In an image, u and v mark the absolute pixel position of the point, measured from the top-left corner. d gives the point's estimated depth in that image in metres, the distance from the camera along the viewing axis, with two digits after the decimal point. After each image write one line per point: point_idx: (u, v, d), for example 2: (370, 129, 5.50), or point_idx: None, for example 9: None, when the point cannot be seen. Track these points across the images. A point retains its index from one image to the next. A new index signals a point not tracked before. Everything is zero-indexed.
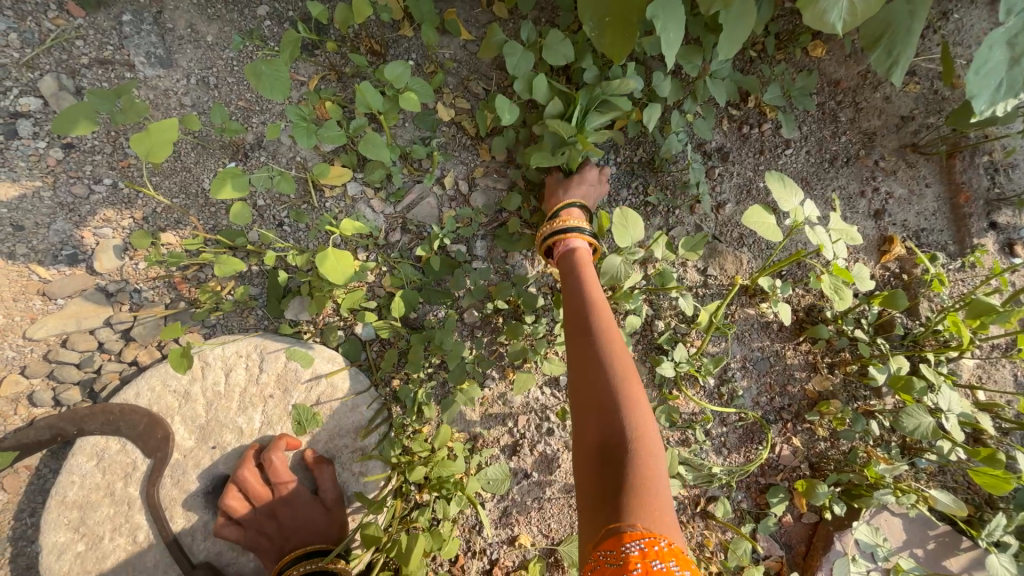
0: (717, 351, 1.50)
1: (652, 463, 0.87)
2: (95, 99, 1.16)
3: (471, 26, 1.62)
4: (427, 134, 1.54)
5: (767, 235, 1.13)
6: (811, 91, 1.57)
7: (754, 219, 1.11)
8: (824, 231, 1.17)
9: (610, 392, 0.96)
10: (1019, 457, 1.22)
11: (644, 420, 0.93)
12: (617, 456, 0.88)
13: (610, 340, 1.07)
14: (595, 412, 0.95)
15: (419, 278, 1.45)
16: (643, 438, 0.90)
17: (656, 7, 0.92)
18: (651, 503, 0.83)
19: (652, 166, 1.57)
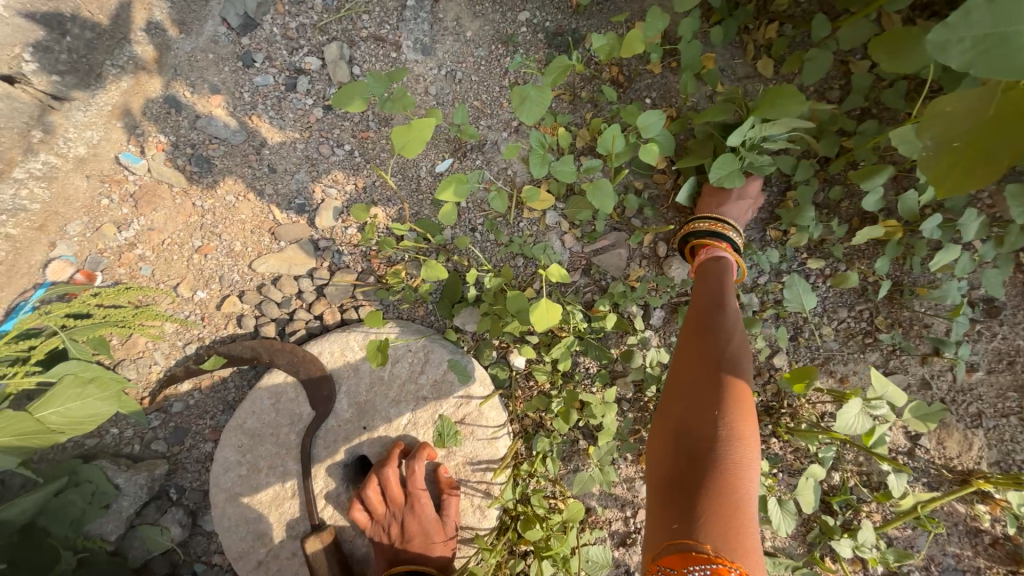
0: (898, 538, 1.25)
1: (738, 467, 0.82)
2: (371, 81, 1.23)
3: (726, 76, 1.46)
4: (643, 182, 1.43)
5: None
6: None
7: None
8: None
9: (718, 396, 0.90)
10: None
11: (749, 433, 0.87)
12: (699, 457, 0.84)
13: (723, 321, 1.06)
14: (699, 422, 0.88)
15: (585, 327, 1.37)
16: (735, 439, 0.85)
17: None
18: (742, 535, 0.76)
19: (893, 297, 1.30)
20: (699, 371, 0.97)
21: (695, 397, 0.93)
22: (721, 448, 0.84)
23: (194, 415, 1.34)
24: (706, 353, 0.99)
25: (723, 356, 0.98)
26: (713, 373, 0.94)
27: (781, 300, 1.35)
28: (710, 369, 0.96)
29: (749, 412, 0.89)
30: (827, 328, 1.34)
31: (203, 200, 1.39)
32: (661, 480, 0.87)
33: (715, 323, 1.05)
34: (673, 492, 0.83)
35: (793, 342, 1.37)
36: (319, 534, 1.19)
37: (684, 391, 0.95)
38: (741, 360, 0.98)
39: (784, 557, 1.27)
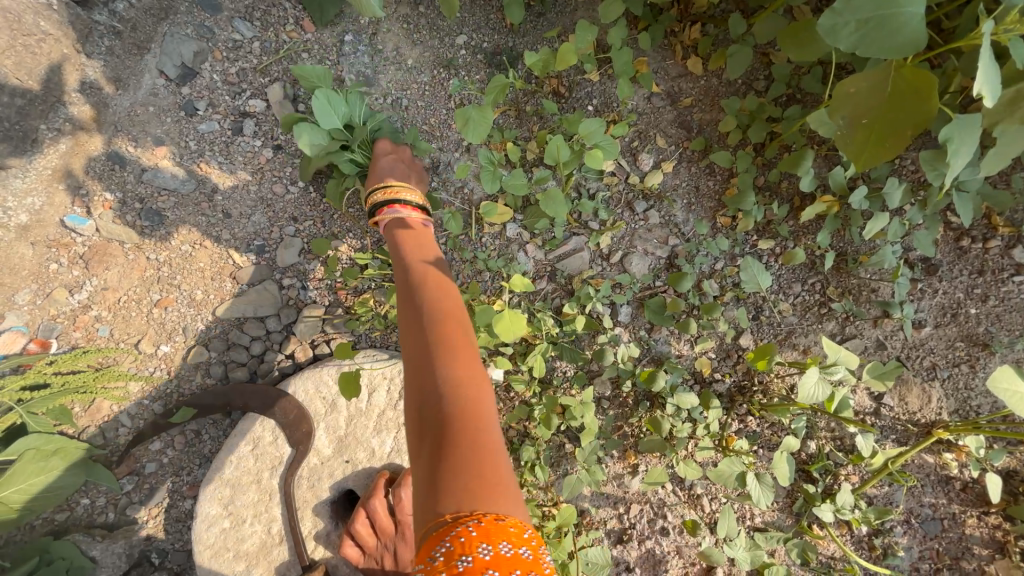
0: (877, 497, 1.30)
1: (478, 437, 0.79)
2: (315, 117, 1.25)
3: (660, 77, 1.53)
4: (595, 185, 1.48)
5: (1017, 409, 0.92)
6: None
7: (997, 384, 0.92)
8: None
9: (444, 367, 0.88)
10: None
11: (467, 376, 0.87)
12: (436, 441, 0.80)
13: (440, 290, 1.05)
14: (433, 412, 0.83)
15: (556, 332, 1.40)
16: (455, 385, 0.86)
17: (954, 128, 0.79)
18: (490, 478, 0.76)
19: (840, 267, 1.37)
20: (417, 378, 0.88)
21: (416, 392, 0.86)
22: (447, 413, 0.81)
23: (170, 473, 1.30)
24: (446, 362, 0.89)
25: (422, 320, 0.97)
26: (447, 363, 0.88)
27: (738, 282, 1.41)
28: (460, 370, 0.88)
29: (470, 375, 0.88)
30: (784, 303, 1.41)
31: (157, 252, 1.37)
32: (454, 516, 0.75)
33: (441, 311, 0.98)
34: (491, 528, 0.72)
35: (755, 321, 1.42)
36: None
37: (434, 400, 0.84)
38: (452, 325, 0.97)
39: (774, 530, 1.30)
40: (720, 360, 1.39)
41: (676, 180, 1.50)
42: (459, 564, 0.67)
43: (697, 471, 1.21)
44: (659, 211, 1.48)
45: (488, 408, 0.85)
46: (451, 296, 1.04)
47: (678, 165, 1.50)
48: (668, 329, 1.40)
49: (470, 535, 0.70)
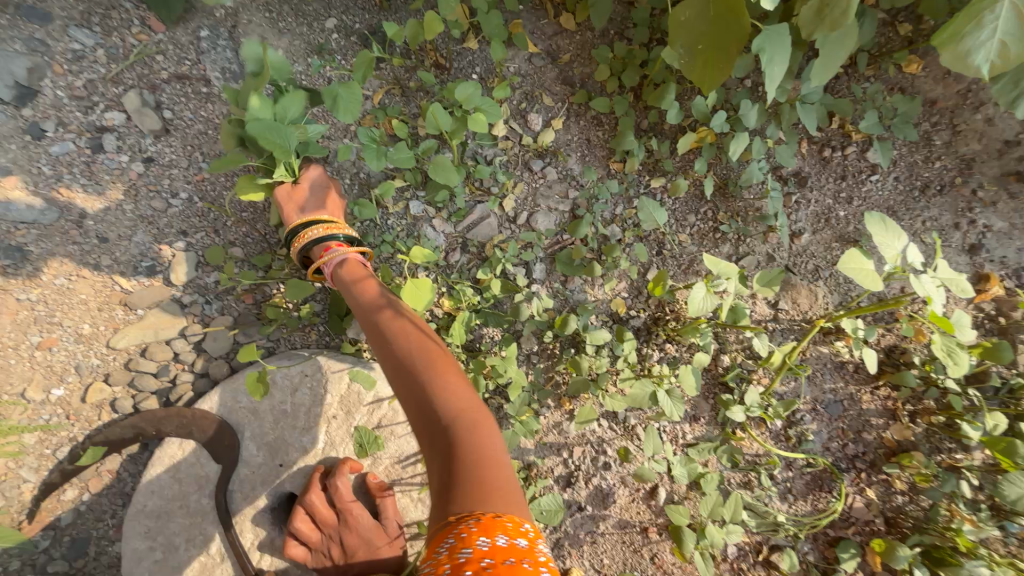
0: (786, 392, 1.43)
1: (480, 443, 0.86)
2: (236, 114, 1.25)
3: (537, 38, 1.57)
4: (490, 151, 1.51)
5: (865, 283, 1.03)
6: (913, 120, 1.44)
7: (848, 264, 1.03)
8: (932, 280, 1.06)
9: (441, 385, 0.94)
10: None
11: (460, 396, 0.93)
12: (444, 452, 0.86)
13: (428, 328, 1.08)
14: (433, 434, 0.88)
15: (477, 299, 1.43)
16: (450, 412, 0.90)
17: (764, 39, 0.87)
18: (489, 478, 0.83)
19: (725, 192, 1.48)
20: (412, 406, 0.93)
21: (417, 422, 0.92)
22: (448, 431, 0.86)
23: (91, 520, 1.24)
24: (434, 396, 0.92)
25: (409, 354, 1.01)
26: (425, 385, 0.93)
27: (638, 222, 1.48)
28: (433, 391, 0.93)
29: (469, 392, 0.94)
30: (682, 234, 1.50)
31: (28, 291, 1.26)
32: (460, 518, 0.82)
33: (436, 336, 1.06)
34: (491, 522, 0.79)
35: (660, 256, 1.51)
36: None
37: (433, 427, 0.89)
38: (432, 354, 1.00)
39: (704, 442, 1.39)
40: (634, 298, 1.47)
41: (567, 135, 1.55)
42: (461, 556, 0.73)
43: (621, 401, 1.29)
44: (556, 167, 1.53)
45: (484, 428, 0.88)
46: (429, 337, 1.05)
47: (567, 121, 1.55)
48: (581, 278, 1.46)
49: (470, 531, 0.76)
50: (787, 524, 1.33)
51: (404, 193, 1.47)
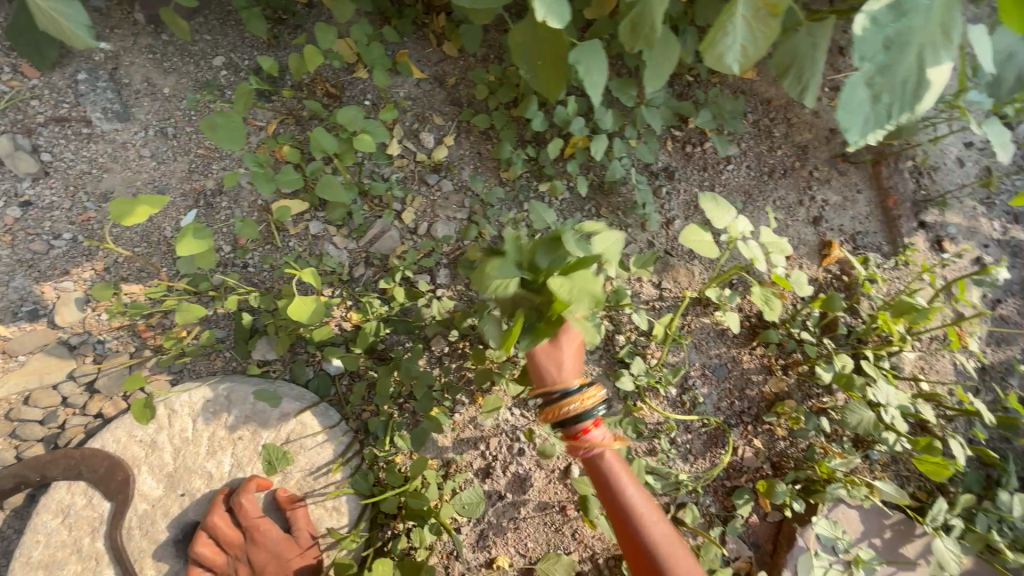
0: (677, 361, 1.59)
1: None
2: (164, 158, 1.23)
3: (424, 65, 1.72)
4: (386, 170, 1.61)
5: (705, 252, 1.21)
6: (738, 114, 1.69)
7: (690, 238, 1.21)
8: (753, 244, 1.32)
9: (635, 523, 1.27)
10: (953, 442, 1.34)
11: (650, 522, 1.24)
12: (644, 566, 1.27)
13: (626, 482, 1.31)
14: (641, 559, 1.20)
15: (384, 309, 1.49)
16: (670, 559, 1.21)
17: (578, 54, 1.04)
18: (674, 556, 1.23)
19: (603, 190, 1.65)
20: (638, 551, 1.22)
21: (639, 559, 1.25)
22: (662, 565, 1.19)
23: None
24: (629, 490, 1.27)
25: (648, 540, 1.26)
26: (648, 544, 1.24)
27: (529, 223, 1.62)
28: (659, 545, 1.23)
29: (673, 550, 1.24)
30: (571, 231, 1.65)
31: None
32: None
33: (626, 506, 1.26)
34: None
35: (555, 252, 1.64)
36: None
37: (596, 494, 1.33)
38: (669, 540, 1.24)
39: (610, 418, 1.50)
40: None
41: (460, 150, 1.67)
42: None
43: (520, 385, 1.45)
44: (450, 180, 1.65)
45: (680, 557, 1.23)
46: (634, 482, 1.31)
47: (458, 137, 1.68)
48: (483, 278, 1.56)
49: None
50: (688, 481, 1.46)
51: (303, 215, 1.53)
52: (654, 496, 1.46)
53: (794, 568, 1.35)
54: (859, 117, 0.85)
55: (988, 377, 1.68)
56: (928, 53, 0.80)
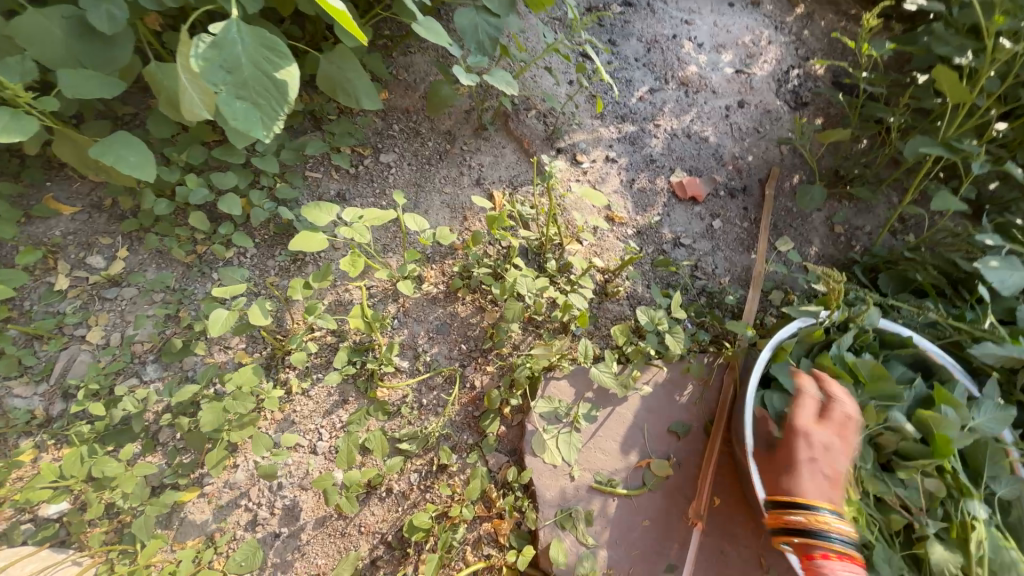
0: (403, 339, 1.82)
1: None
2: None
3: (74, 200, 1.82)
4: (60, 305, 1.66)
5: (314, 246, 1.45)
6: (353, 132, 2.06)
7: (297, 241, 1.43)
8: (362, 227, 1.69)
9: None
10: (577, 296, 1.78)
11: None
12: None
13: None
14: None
15: (93, 429, 1.49)
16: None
17: (97, 150, 1.23)
18: None
19: (281, 232, 1.83)
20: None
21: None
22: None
23: None
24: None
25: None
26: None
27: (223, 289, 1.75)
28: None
29: None
30: (269, 277, 1.80)
31: None
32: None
33: None
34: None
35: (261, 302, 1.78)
36: None
37: (783, 535, 1.33)
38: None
39: (357, 414, 1.64)
40: (252, 345, 1.69)
41: (137, 257, 1.77)
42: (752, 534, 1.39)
43: (243, 430, 1.50)
44: (132, 286, 1.73)
45: None
46: None
47: (131, 247, 1.78)
48: (195, 355, 1.65)
49: None
50: (437, 429, 1.66)
51: None
52: (418, 457, 1.62)
53: (533, 449, 1.58)
54: (252, 119, 1.09)
55: (644, 233, 2.17)
56: (259, 59, 1.08)
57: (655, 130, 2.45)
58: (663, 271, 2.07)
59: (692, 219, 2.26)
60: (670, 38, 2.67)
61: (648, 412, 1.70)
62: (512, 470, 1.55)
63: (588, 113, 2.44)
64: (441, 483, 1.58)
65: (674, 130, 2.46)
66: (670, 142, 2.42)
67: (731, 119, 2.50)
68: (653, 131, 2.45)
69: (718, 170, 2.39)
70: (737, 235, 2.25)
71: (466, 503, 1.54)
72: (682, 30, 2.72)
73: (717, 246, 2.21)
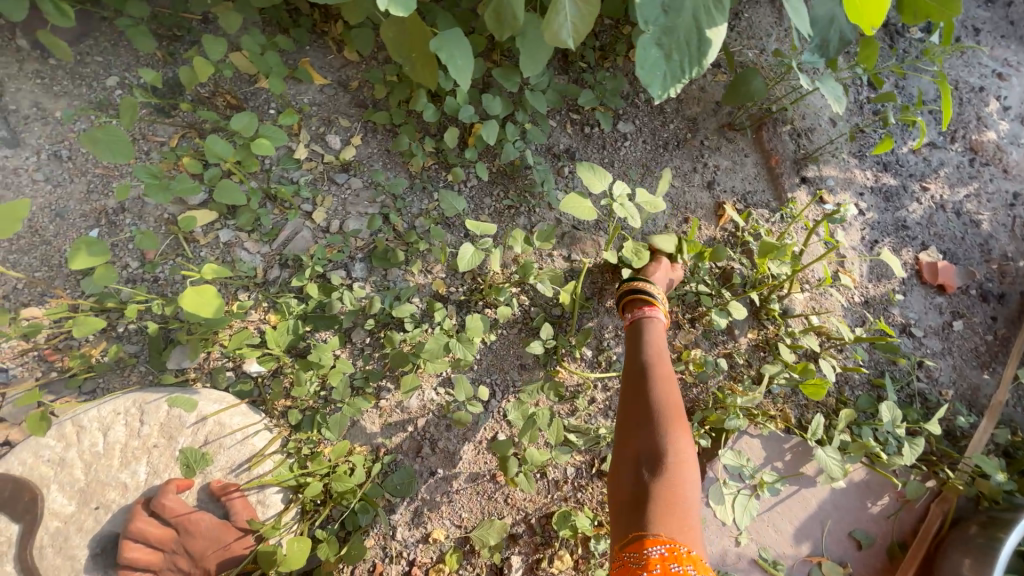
0: (592, 326, 1.69)
1: (681, 469, 1.06)
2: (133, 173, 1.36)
3: (327, 71, 1.76)
4: (294, 173, 1.65)
5: (585, 216, 1.38)
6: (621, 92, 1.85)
7: (570, 205, 1.37)
8: (634, 205, 1.47)
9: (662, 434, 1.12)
10: (826, 365, 1.55)
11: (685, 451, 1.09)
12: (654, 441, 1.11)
13: (672, 422, 1.15)
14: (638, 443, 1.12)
15: (302, 307, 1.50)
16: (671, 435, 1.11)
17: (437, 43, 1.11)
18: (680, 447, 1.10)
19: (508, 173, 1.73)
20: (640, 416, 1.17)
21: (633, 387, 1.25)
22: (665, 466, 1.06)
23: None
24: (641, 347, 1.36)
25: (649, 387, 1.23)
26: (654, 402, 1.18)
27: (440, 211, 1.67)
28: (664, 411, 1.16)
29: (681, 455, 1.08)
30: (482, 214, 1.72)
31: None
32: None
33: (661, 423, 1.14)
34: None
35: (469, 237, 1.70)
36: None
37: None
38: (676, 444, 1.10)
39: (532, 385, 1.55)
40: (451, 278, 1.64)
41: (367, 149, 1.72)
42: None
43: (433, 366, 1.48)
44: (360, 177, 1.69)
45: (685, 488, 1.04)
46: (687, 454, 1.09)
47: (365, 136, 1.72)
48: (400, 269, 1.61)
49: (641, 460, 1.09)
50: (608, 435, 1.55)
51: (212, 225, 1.55)
52: (579, 453, 1.54)
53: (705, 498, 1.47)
54: (658, 74, 0.98)
55: (874, 306, 1.87)
56: (702, 18, 0.95)
57: (920, 192, 2.06)
58: (883, 357, 1.79)
59: (930, 309, 1.92)
60: (976, 89, 2.18)
61: (833, 508, 1.51)
62: None
63: (851, 148, 2.05)
64: (595, 488, 1.51)
65: (942, 199, 2.06)
66: (933, 213, 2.04)
67: (1015, 211, 2.07)
68: (917, 193, 2.06)
69: (978, 263, 2.00)
70: (977, 346, 1.89)
71: None
72: (990, 84, 2.20)
73: (952, 351, 1.87)
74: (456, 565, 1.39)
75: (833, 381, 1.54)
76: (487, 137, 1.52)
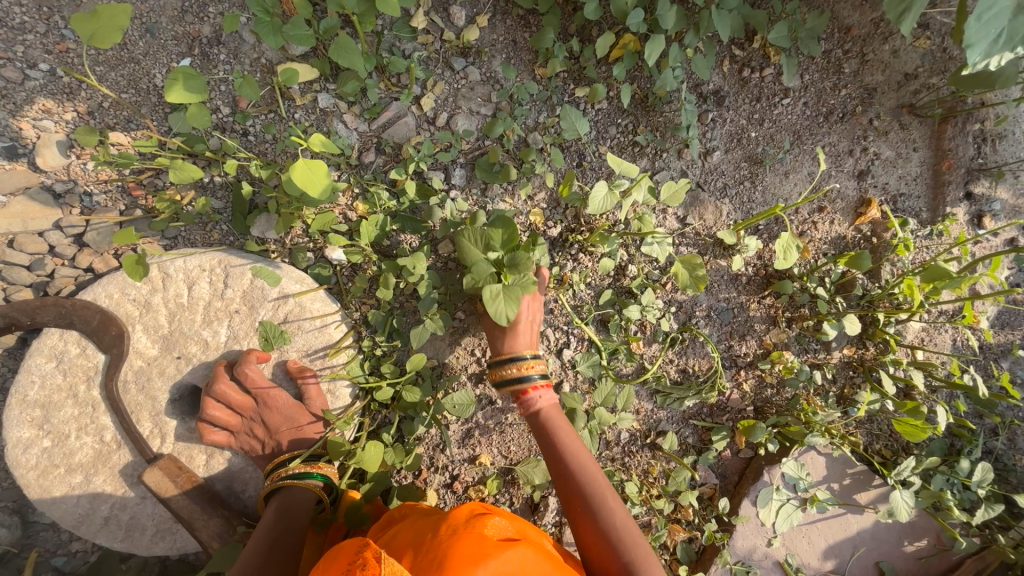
0: (685, 299, 1.55)
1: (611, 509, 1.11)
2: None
3: None
4: (408, 43, 1.41)
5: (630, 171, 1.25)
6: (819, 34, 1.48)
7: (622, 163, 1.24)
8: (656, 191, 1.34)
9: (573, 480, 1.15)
10: (939, 411, 1.40)
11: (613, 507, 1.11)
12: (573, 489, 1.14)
13: (583, 461, 1.17)
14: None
15: (393, 204, 1.37)
16: (591, 490, 1.13)
17: None
18: (584, 462, 1.17)
19: (645, 104, 1.48)
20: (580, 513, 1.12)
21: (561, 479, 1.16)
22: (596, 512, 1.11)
23: None
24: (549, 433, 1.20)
25: (568, 473, 1.16)
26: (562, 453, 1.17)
27: (559, 130, 1.45)
28: (573, 457, 1.17)
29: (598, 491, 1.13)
30: (603, 146, 1.50)
31: None
32: (438, 528, 0.94)
33: (569, 471, 1.16)
34: (472, 538, 0.89)
35: (581, 167, 1.50)
36: (154, 460, 1.16)
37: None
38: (588, 464, 1.16)
39: (607, 343, 1.49)
40: (551, 210, 1.48)
41: (493, 34, 1.44)
42: None
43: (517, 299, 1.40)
44: (479, 68, 1.45)
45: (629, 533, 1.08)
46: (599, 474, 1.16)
47: (493, 19, 1.44)
48: (502, 187, 1.45)
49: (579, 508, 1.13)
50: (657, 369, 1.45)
51: (311, 84, 1.36)
52: (636, 420, 1.52)
53: (754, 498, 1.47)
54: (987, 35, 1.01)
55: (989, 356, 1.61)
56: None
57: None
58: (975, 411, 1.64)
59: None
60: None
61: (871, 538, 1.49)
62: (726, 504, 1.46)
63: None
64: (643, 456, 1.52)
65: None
66: None
67: None
68: None
69: None
70: None
71: (659, 493, 1.48)
72: None
73: None
74: (495, 490, 1.42)
75: (942, 432, 1.41)
76: (649, 57, 1.28)
